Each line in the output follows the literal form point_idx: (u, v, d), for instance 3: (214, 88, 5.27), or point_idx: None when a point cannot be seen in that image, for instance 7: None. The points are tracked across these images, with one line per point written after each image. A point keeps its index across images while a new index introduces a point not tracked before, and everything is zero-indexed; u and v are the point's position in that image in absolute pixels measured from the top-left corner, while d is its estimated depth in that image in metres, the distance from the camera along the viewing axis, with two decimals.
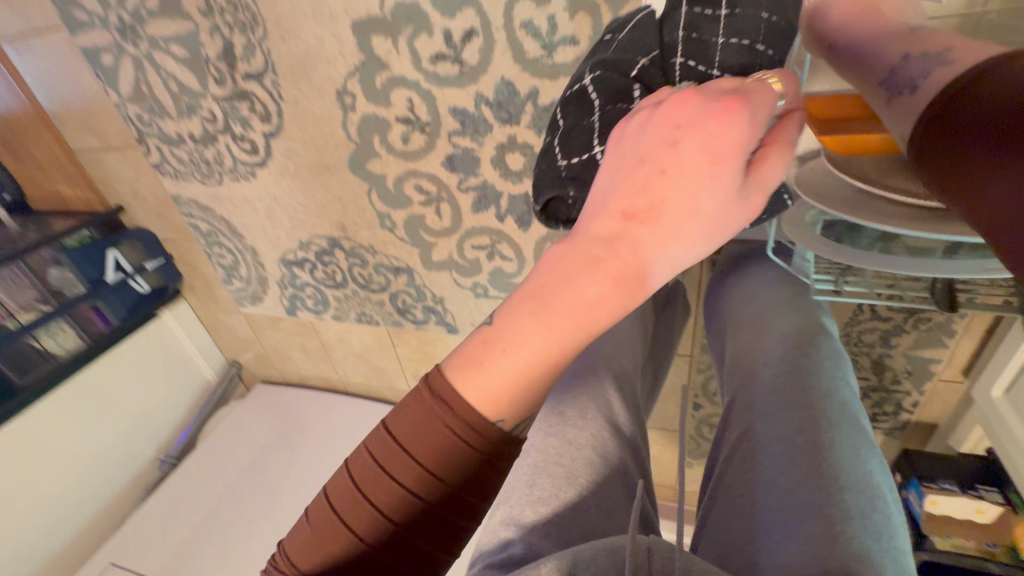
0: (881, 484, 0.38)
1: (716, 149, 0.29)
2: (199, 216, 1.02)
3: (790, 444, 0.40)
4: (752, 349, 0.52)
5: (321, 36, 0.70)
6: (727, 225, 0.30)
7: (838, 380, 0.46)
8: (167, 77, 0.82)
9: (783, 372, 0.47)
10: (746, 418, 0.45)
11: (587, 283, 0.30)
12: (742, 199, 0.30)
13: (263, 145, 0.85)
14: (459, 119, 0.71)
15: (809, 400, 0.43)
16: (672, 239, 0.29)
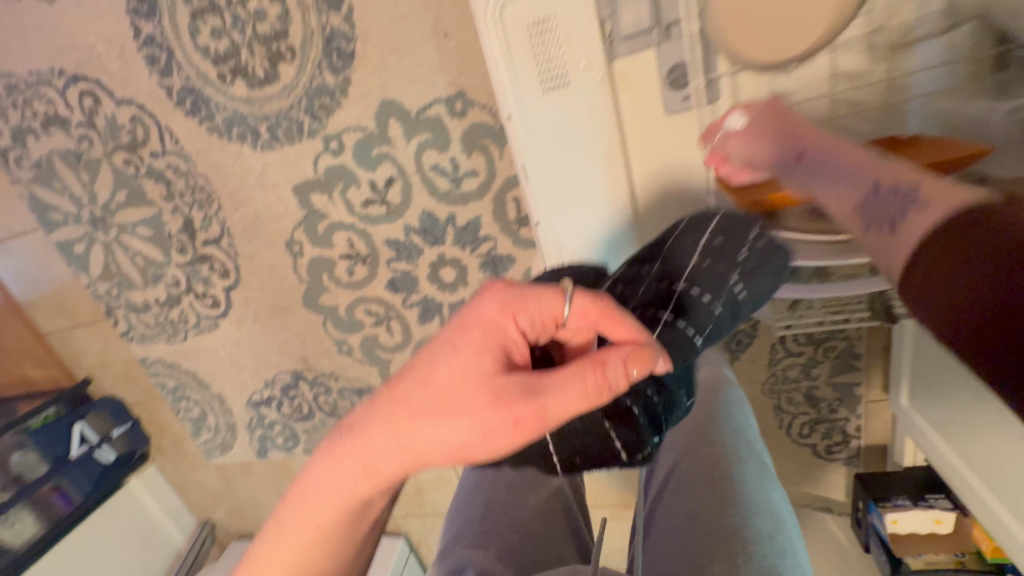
0: (783, 515, 0.43)
1: (461, 353, 0.37)
2: (165, 374, 1.06)
3: (708, 481, 0.46)
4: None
5: (268, 201, 0.82)
6: (466, 411, 0.36)
7: (741, 418, 0.53)
8: (135, 254, 0.92)
9: (702, 413, 0.53)
10: (673, 459, 0.50)
11: (328, 459, 0.39)
12: (479, 411, 0.36)
13: (223, 298, 0.93)
14: (394, 247, 0.82)
15: (720, 439, 0.50)
16: (409, 415, 0.37)
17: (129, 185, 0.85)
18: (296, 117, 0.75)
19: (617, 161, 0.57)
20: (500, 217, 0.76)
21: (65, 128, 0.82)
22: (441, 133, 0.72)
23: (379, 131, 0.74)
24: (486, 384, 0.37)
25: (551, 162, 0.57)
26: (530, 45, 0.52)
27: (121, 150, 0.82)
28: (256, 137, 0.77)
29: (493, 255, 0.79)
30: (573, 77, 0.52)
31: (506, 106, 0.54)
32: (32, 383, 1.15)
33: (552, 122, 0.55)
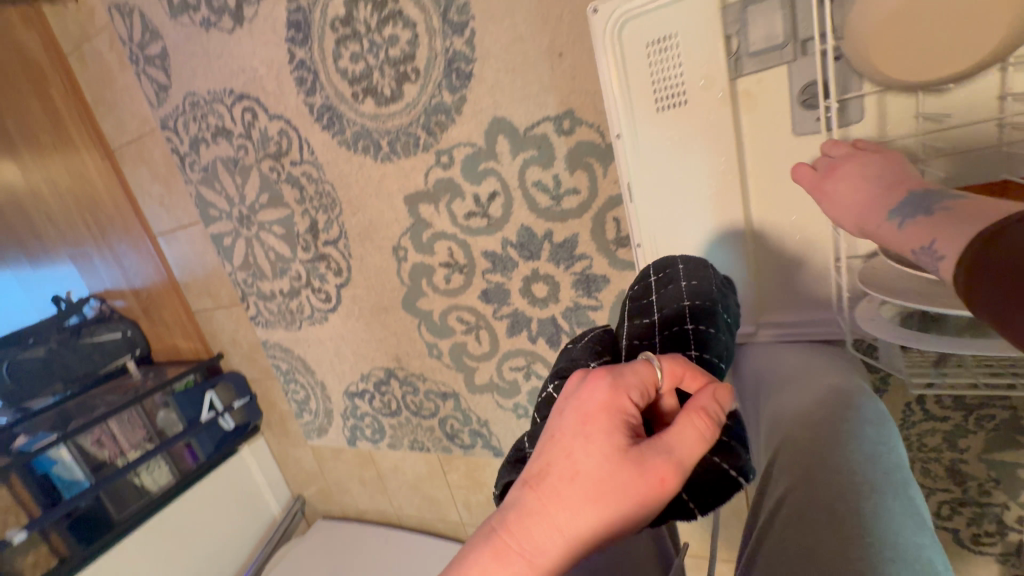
0: (941, 572, 0.33)
1: (588, 427, 0.35)
2: (280, 357, 1.19)
3: (832, 512, 0.37)
4: (788, 404, 0.49)
5: (381, 208, 0.89)
6: (620, 492, 0.33)
7: (879, 440, 0.42)
8: (268, 249, 1.05)
9: (826, 430, 0.44)
10: (785, 480, 0.41)
11: (479, 563, 0.34)
12: (631, 480, 0.33)
13: (335, 294, 1.03)
14: (490, 259, 0.84)
15: (844, 462, 0.40)
16: (559, 504, 0.34)
17: (270, 189, 0.98)
18: (414, 132, 0.80)
19: (736, 187, 0.52)
20: (598, 236, 0.75)
21: (229, 139, 0.97)
22: (546, 150, 0.73)
23: (487, 147, 0.77)
24: (629, 451, 0.34)
25: (660, 185, 0.55)
26: (647, 64, 0.51)
27: (268, 158, 0.95)
28: (378, 150, 0.84)
29: (587, 273, 0.78)
30: (691, 96, 0.50)
31: (617, 126, 0.54)
32: (181, 351, 1.35)
33: (664, 144, 0.53)
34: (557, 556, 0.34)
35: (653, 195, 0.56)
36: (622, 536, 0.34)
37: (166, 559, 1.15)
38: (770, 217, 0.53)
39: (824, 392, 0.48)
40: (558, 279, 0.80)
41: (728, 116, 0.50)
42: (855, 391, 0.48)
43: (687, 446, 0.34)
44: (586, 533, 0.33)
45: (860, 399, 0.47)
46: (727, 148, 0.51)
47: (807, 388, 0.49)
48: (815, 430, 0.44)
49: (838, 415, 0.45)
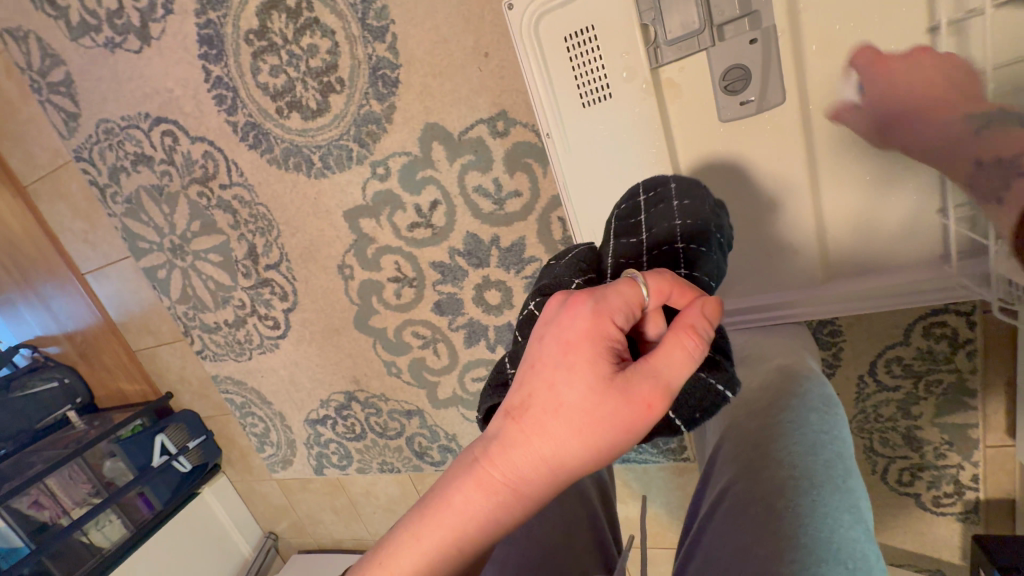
0: (869, 569, 0.30)
1: (572, 359, 0.30)
2: (233, 390, 1.13)
3: (763, 506, 0.34)
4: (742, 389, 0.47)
5: (321, 226, 0.85)
6: (608, 422, 0.29)
7: (824, 429, 0.39)
8: (207, 279, 0.99)
9: (772, 418, 0.42)
10: (728, 474, 0.39)
11: (460, 499, 0.31)
12: (619, 410, 0.29)
13: (283, 320, 0.98)
14: (439, 270, 0.81)
15: (785, 454, 0.37)
16: (544, 440, 0.30)
17: (202, 215, 0.92)
18: (345, 145, 0.77)
19: None
20: (545, 237, 0.73)
21: (151, 166, 0.91)
22: (483, 153, 0.71)
23: (422, 155, 0.74)
24: (617, 381, 0.30)
25: (594, 181, 0.54)
26: (568, 59, 0.49)
27: (195, 183, 0.89)
28: (310, 166, 0.80)
29: (538, 276, 0.76)
30: (615, 89, 0.49)
31: (545, 125, 0.53)
32: (125, 394, 1.27)
33: (593, 140, 0.52)
34: (541, 489, 0.30)
35: (589, 193, 0.55)
36: (608, 465, 0.31)
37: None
38: None
39: (773, 380, 0.46)
40: (509, 284, 0.78)
41: (653, 107, 0.48)
42: (804, 376, 0.46)
43: (680, 372, 0.30)
44: (572, 463, 0.30)
45: (806, 381, 0.45)
46: (655, 139, 0.50)
47: (757, 373, 0.49)
48: (761, 419, 0.42)
49: (786, 403, 0.43)
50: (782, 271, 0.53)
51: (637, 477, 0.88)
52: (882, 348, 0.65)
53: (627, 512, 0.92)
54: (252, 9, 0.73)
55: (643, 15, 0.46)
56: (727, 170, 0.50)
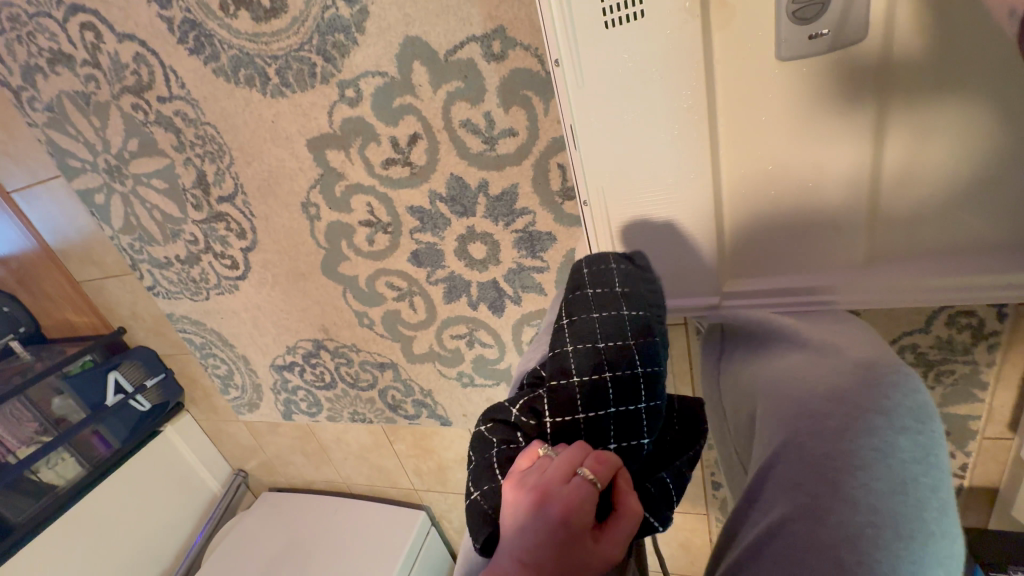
0: None
1: (539, 463, 0.35)
2: (192, 331, 1.04)
3: (836, 564, 0.28)
4: (804, 389, 0.38)
5: (280, 156, 0.73)
6: (557, 516, 0.32)
7: (909, 456, 0.32)
8: (152, 208, 0.87)
9: (849, 448, 0.32)
10: (785, 506, 0.32)
11: None
12: (566, 502, 0.32)
13: (242, 260, 0.87)
14: (418, 216, 0.72)
15: (862, 493, 0.31)
16: (511, 539, 0.32)
17: (139, 132, 0.78)
18: (307, 58, 0.63)
19: (702, 131, 0.42)
20: (542, 187, 0.64)
21: (72, 66, 0.75)
22: (474, 80, 0.59)
23: (400, 77, 0.61)
24: (568, 477, 0.33)
25: (609, 126, 0.44)
26: None
27: (127, 92, 0.75)
28: (265, 82, 0.67)
29: (530, 231, 0.67)
30: (651, 5, 0.37)
31: (555, 48, 0.42)
32: (73, 327, 1.17)
33: (614, 73, 0.41)
34: None
35: (602, 141, 0.45)
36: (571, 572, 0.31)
37: (90, 555, 1.04)
38: (742, 169, 0.44)
39: (850, 383, 0.36)
40: (497, 238, 0.69)
41: (697, 33, 0.38)
42: (889, 381, 0.36)
43: (630, 485, 0.34)
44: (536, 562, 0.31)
45: (891, 392, 0.35)
46: (692, 78, 0.40)
47: (823, 370, 0.39)
48: (832, 443, 0.33)
49: (864, 422, 0.34)
50: (816, 248, 0.46)
51: None
52: (901, 333, 0.59)
53: None
54: None
55: None
56: (775, 124, 0.41)
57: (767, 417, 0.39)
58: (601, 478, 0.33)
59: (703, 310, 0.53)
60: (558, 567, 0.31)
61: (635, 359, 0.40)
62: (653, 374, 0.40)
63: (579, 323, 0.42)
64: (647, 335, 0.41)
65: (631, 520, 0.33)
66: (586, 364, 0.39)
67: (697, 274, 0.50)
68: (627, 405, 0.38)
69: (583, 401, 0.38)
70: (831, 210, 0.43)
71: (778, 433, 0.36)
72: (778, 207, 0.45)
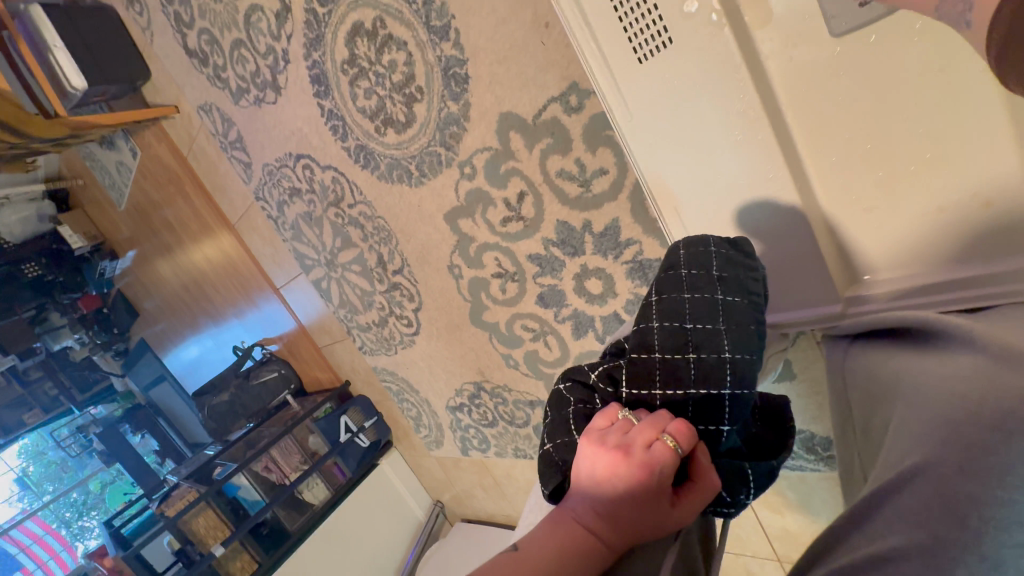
0: None
1: (617, 423, 0.35)
2: (390, 380, 1.29)
3: None
4: (953, 399, 0.30)
5: (429, 231, 0.90)
6: (639, 468, 0.32)
7: None
8: (354, 287, 1.14)
9: (1008, 497, 0.26)
10: (899, 538, 0.28)
11: (527, 537, 0.32)
12: (648, 457, 0.32)
13: (415, 319, 1.07)
14: (537, 262, 0.79)
15: (1007, 551, 0.25)
16: (593, 491, 0.32)
17: (341, 233, 1.05)
18: (435, 151, 0.78)
19: (765, 132, 0.40)
20: (642, 217, 0.65)
21: (301, 196, 1.07)
22: (560, 135, 0.65)
23: (502, 147, 0.71)
24: (648, 439, 0.33)
25: (669, 153, 0.46)
26: (612, 7, 0.42)
27: (331, 206, 1.03)
28: (410, 176, 0.85)
29: (641, 261, 0.68)
30: (676, 31, 0.39)
31: (600, 88, 0.46)
32: (320, 382, 1.55)
33: (657, 95, 0.43)
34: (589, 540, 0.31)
35: (663, 156, 0.46)
36: (648, 527, 0.31)
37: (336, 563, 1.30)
38: (834, 159, 0.41)
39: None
40: (611, 272, 0.71)
41: (729, 41, 0.38)
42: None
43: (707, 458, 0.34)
44: (618, 512, 0.31)
45: None
46: (738, 80, 0.39)
47: (983, 381, 0.29)
48: (977, 482, 0.27)
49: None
50: (959, 233, 0.38)
51: (793, 484, 0.73)
52: None
53: (783, 525, 0.76)
54: (342, 40, 0.78)
55: None
56: (860, 107, 0.39)
57: (902, 424, 0.33)
58: (683, 445, 0.33)
59: (827, 322, 0.47)
60: (632, 521, 0.31)
61: (723, 344, 0.38)
62: (740, 360, 0.38)
63: (666, 301, 0.41)
64: (740, 323, 0.39)
65: (705, 489, 0.33)
66: (669, 343, 0.39)
67: (810, 277, 0.45)
68: (708, 388, 0.37)
69: (661, 376, 0.38)
70: (967, 187, 0.37)
71: (913, 449, 0.30)
72: (892, 192, 0.40)
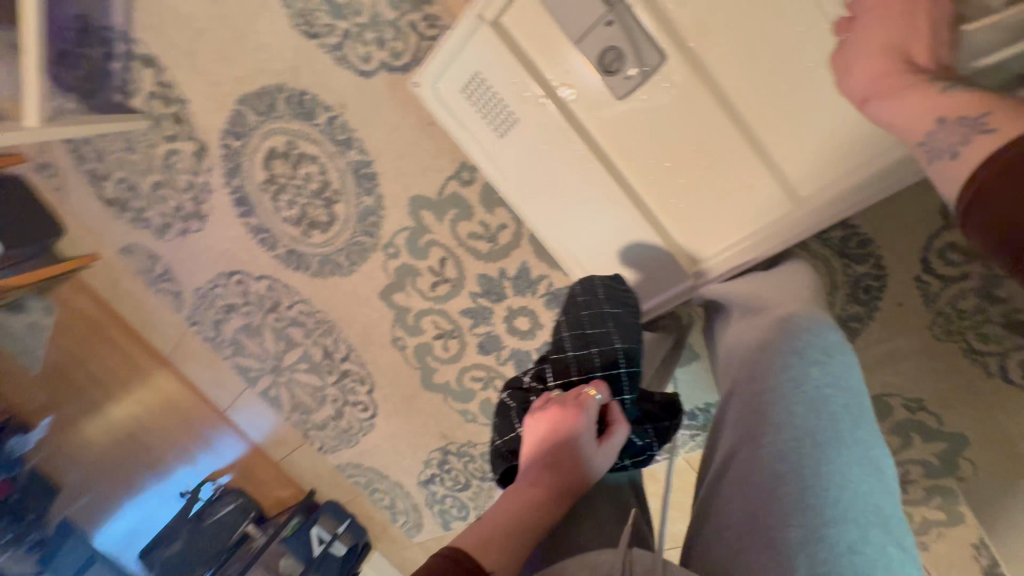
0: (857, 510, 0.31)
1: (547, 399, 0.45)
2: (357, 473, 1.27)
3: (770, 475, 0.33)
4: (743, 342, 0.42)
5: (367, 313, 0.97)
6: (570, 417, 0.41)
7: (826, 381, 0.36)
8: (304, 385, 1.16)
9: (775, 383, 0.36)
10: (731, 442, 0.37)
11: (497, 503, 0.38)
12: (575, 408, 0.42)
13: (370, 401, 1.10)
14: (469, 315, 0.88)
15: (785, 417, 0.35)
16: (541, 447, 0.40)
17: (283, 335, 1.10)
18: (359, 240, 0.89)
19: (595, 165, 0.55)
20: (543, 254, 0.78)
21: (237, 310, 1.11)
22: (463, 204, 0.79)
23: (417, 224, 0.83)
24: (571, 398, 0.43)
25: (539, 195, 0.60)
26: (472, 103, 0.58)
27: (269, 312, 1.07)
28: (341, 267, 0.93)
29: (553, 291, 0.80)
30: (517, 112, 0.55)
31: (478, 159, 0.61)
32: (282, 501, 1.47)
33: (518, 156, 0.58)
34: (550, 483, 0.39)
35: (536, 199, 0.61)
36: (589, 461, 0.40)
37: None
38: (646, 177, 0.54)
39: (767, 332, 0.40)
40: (532, 307, 0.82)
41: (552, 112, 0.54)
42: (802, 326, 0.39)
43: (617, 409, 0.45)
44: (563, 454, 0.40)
45: (807, 329, 0.38)
46: (566, 135, 0.54)
47: (761, 320, 0.41)
48: (759, 383, 0.37)
49: (782, 359, 0.37)
50: (744, 210, 0.51)
51: None
52: (840, 244, 0.63)
53: None
54: (259, 164, 0.89)
55: (509, 40, 0.53)
56: (647, 138, 0.52)
57: (723, 370, 0.43)
58: (597, 397, 0.43)
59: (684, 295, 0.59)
60: (575, 458, 0.40)
61: (614, 338, 0.51)
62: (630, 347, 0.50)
63: (570, 317, 0.54)
64: (625, 322, 0.52)
65: (622, 430, 0.43)
66: (578, 344, 0.51)
67: (662, 267, 0.58)
68: (611, 368, 0.49)
69: (576, 368, 0.49)
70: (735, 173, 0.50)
71: (728, 383, 0.41)
72: (693, 191, 0.53)
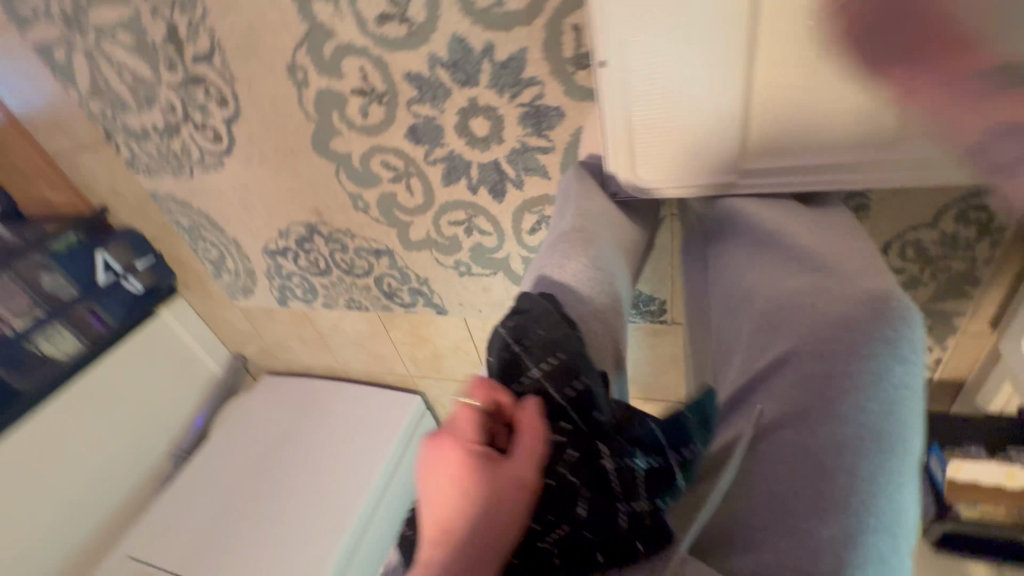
0: (900, 516, 0.30)
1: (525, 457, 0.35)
2: (178, 211, 1.00)
3: (821, 465, 0.31)
4: (807, 305, 0.35)
5: (261, 8, 0.65)
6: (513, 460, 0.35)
7: (903, 383, 0.32)
8: (120, 68, 0.79)
9: (851, 371, 0.32)
10: (775, 410, 0.34)
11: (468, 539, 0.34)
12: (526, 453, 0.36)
13: (225, 133, 0.82)
14: (415, 85, 0.66)
15: (855, 412, 0.31)
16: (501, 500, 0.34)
17: None
18: None
19: None
20: (552, 52, 0.58)
21: None
22: None
23: None
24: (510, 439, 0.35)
25: None
26: None
27: None
28: None
29: (538, 106, 0.63)
30: None
31: None
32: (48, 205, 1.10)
33: None
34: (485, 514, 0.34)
35: None
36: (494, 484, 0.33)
37: (116, 422, 1.16)
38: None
39: (861, 309, 0.33)
40: (502, 114, 0.65)
41: None
42: (900, 311, 0.33)
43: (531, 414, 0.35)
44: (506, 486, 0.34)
45: (900, 324, 0.32)
46: None
47: (819, 287, 0.36)
48: (838, 362, 0.32)
49: (867, 347, 0.32)
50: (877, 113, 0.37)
51: None
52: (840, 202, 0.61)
53: None
54: None
55: None
56: None
57: (754, 330, 0.38)
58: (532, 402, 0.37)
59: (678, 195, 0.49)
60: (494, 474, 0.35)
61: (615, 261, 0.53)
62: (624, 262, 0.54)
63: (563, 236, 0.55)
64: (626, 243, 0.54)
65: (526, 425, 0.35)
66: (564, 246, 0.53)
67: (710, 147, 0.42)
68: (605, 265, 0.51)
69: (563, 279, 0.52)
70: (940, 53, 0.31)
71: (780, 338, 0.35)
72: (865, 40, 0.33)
